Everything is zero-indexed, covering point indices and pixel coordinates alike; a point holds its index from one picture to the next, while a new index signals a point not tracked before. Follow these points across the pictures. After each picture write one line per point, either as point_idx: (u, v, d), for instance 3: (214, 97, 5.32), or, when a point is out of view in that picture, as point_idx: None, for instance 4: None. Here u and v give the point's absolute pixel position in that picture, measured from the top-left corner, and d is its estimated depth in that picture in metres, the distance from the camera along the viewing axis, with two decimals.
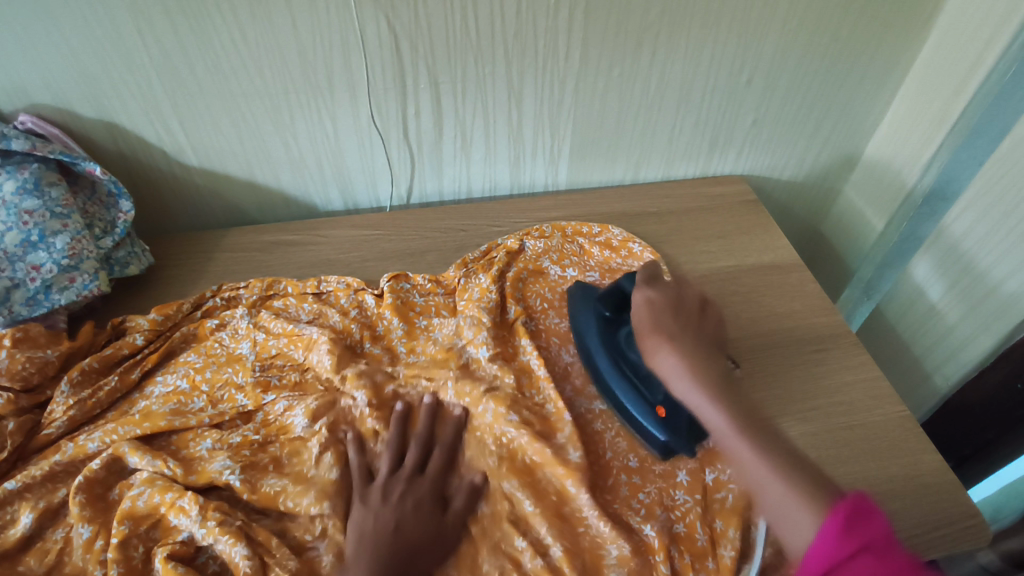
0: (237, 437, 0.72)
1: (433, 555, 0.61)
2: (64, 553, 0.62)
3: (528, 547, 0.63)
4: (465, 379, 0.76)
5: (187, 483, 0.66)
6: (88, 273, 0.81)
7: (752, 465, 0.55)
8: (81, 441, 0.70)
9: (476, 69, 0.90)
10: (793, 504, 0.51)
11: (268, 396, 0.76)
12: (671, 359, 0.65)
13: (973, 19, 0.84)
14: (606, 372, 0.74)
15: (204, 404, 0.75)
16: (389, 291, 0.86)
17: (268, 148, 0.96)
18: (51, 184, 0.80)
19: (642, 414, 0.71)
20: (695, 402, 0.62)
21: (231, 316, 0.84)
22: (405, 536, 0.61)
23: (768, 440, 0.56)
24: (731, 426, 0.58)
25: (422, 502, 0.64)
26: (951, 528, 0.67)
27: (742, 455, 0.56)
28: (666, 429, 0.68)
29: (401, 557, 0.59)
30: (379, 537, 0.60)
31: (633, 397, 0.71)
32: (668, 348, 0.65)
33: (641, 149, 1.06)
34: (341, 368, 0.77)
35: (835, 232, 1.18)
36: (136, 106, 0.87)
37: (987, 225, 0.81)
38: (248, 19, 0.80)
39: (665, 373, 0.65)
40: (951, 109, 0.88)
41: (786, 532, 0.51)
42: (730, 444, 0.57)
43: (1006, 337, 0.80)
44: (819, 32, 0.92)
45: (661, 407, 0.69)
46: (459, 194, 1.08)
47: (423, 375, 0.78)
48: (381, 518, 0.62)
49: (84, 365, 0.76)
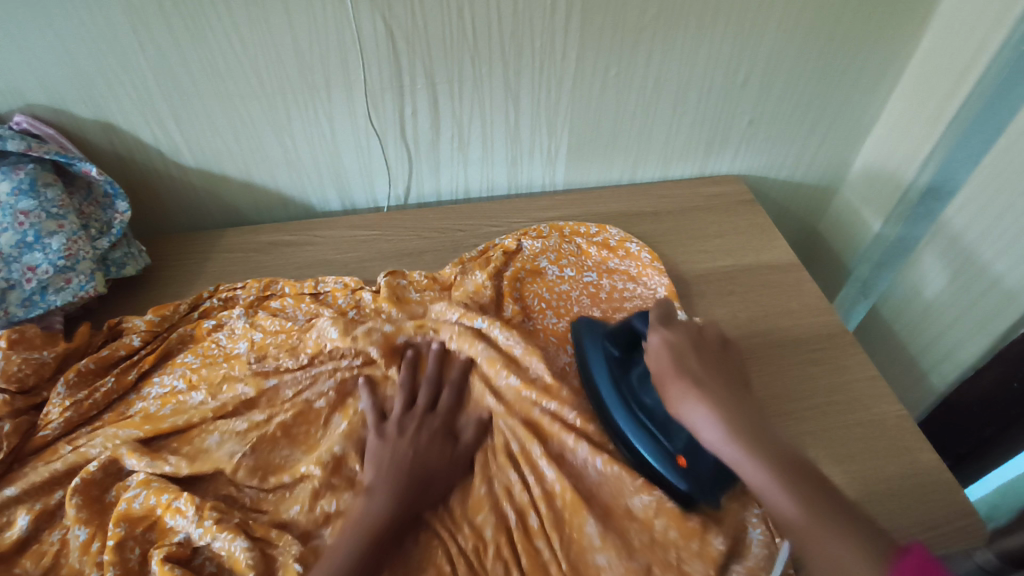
0: (243, 424, 0.73)
1: (445, 481, 0.67)
2: (60, 556, 0.62)
3: (518, 480, 0.67)
4: (467, 334, 0.79)
5: (194, 469, 0.68)
6: (84, 274, 0.81)
7: (804, 527, 0.51)
8: (81, 448, 0.69)
9: (472, 69, 0.90)
10: (853, 571, 0.47)
11: (270, 381, 0.77)
12: (699, 407, 0.60)
13: (967, 19, 0.85)
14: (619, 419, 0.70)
15: (204, 398, 0.75)
16: (384, 286, 0.86)
17: (265, 149, 0.96)
18: (47, 185, 0.80)
19: (660, 463, 0.66)
20: (731, 455, 0.57)
21: (228, 316, 0.83)
22: (420, 465, 0.67)
23: (819, 498, 0.52)
24: (776, 482, 0.54)
25: (435, 436, 0.70)
26: (948, 527, 0.67)
27: (790, 515, 0.52)
28: (690, 479, 0.65)
29: (416, 484, 0.65)
30: (393, 467, 0.66)
31: (650, 445, 0.67)
32: (694, 394, 0.61)
33: (638, 148, 1.06)
34: (351, 334, 0.79)
35: (832, 231, 1.18)
36: (132, 106, 0.87)
37: (984, 223, 0.82)
38: (245, 20, 0.80)
39: (693, 423, 0.60)
40: (946, 109, 0.89)
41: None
42: (777, 500, 0.53)
43: (1001, 337, 0.81)
44: (815, 33, 0.93)
45: (682, 457, 0.66)
46: (457, 195, 1.08)
47: (431, 326, 0.81)
48: (395, 450, 0.67)
49: (81, 367, 0.75)
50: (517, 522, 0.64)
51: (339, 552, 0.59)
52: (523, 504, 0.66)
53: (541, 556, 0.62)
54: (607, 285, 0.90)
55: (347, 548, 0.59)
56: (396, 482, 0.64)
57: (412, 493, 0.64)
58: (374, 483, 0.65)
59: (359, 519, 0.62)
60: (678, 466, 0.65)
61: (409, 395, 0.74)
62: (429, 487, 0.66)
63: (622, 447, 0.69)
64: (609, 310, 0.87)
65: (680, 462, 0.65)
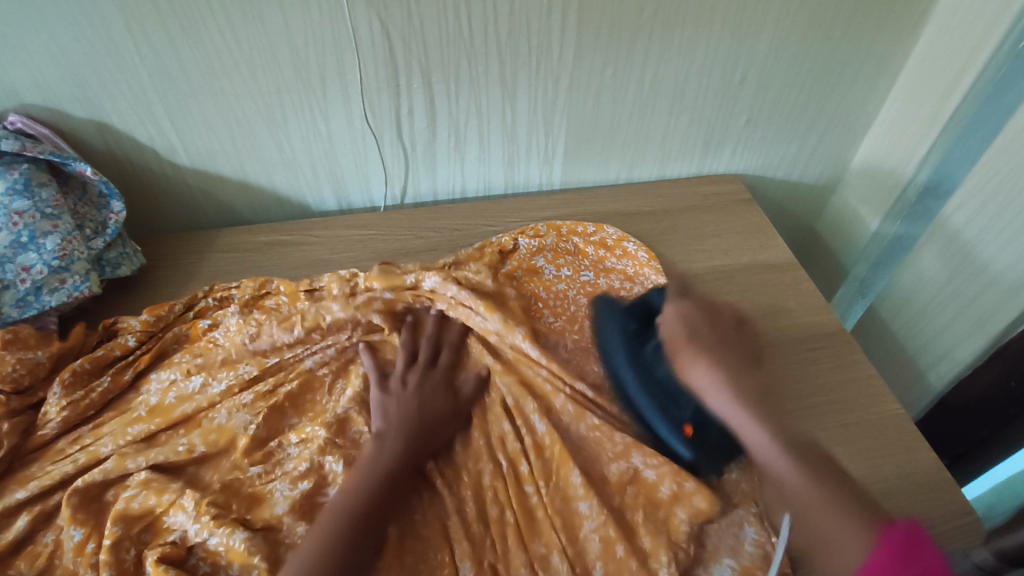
0: (248, 396, 0.74)
1: (447, 430, 0.72)
2: (55, 557, 0.61)
3: (511, 430, 0.71)
4: (464, 307, 0.81)
5: (209, 441, 0.70)
6: (79, 274, 0.81)
7: (800, 488, 0.58)
8: (92, 447, 0.69)
9: (469, 68, 0.89)
10: (840, 525, 0.53)
11: (270, 359, 0.78)
12: (710, 378, 0.67)
13: (965, 17, 0.85)
14: (631, 390, 0.75)
15: (205, 381, 0.76)
16: (378, 269, 0.85)
17: (261, 149, 0.96)
18: (41, 185, 0.80)
19: (669, 432, 0.71)
20: (739, 424, 0.65)
21: (223, 315, 0.83)
22: (426, 415, 0.71)
23: (823, 476, 0.58)
24: (778, 450, 0.62)
25: (440, 389, 0.75)
26: (945, 526, 0.67)
27: (789, 476, 0.60)
28: (693, 445, 0.70)
29: (422, 432, 0.70)
30: (400, 418, 0.70)
31: (660, 415, 0.71)
32: (706, 365, 0.67)
33: (635, 148, 1.06)
34: (352, 304, 0.82)
35: (829, 230, 1.18)
36: (127, 105, 0.87)
37: (981, 222, 0.81)
38: (240, 20, 0.80)
39: (704, 391, 0.67)
40: (943, 108, 0.89)
41: (831, 552, 0.54)
42: (780, 465, 0.61)
43: (999, 337, 0.80)
44: (812, 32, 0.93)
45: (689, 427, 0.70)
46: (453, 195, 1.08)
47: (427, 298, 0.84)
48: (403, 401, 0.72)
49: (76, 367, 0.75)
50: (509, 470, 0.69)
51: (353, 492, 0.63)
52: (516, 454, 0.70)
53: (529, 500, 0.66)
54: (604, 285, 0.90)
55: (361, 489, 0.64)
56: (404, 431, 0.69)
57: (418, 441, 0.69)
58: (384, 430, 0.69)
59: (372, 463, 0.66)
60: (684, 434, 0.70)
61: (412, 351, 0.78)
62: (434, 435, 0.71)
63: (633, 416, 0.74)
64: None
65: (685, 429, 0.70)
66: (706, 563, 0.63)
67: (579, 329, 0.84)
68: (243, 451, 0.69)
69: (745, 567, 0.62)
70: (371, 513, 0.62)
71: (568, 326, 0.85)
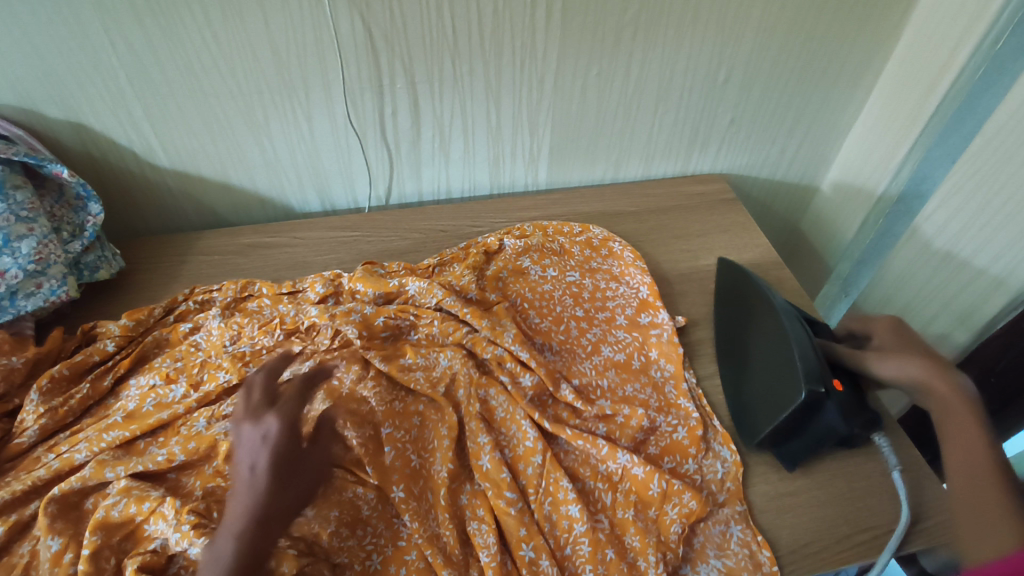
0: (229, 407, 0.72)
1: (320, 453, 0.65)
2: (31, 568, 0.60)
3: (489, 442, 0.69)
4: (451, 319, 0.80)
5: (189, 450, 0.68)
6: (56, 278, 0.79)
7: (968, 471, 0.55)
8: (66, 454, 0.67)
9: (453, 68, 0.89)
10: (990, 506, 0.51)
11: (251, 368, 0.76)
12: (943, 380, 0.64)
13: (945, 17, 0.85)
14: (789, 325, 0.72)
15: (186, 390, 0.74)
16: (362, 268, 0.87)
17: (242, 150, 0.94)
18: (15, 188, 0.77)
19: (827, 377, 0.67)
20: (954, 416, 0.61)
21: (204, 317, 0.82)
22: (279, 447, 0.61)
23: (985, 453, 0.56)
24: (980, 448, 0.56)
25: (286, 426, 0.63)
26: (929, 522, 0.66)
27: (961, 455, 0.57)
28: (834, 403, 0.66)
29: (283, 470, 0.60)
30: (251, 473, 0.58)
31: (822, 363, 0.68)
32: (937, 369, 0.65)
33: (620, 149, 1.06)
34: (329, 311, 0.80)
35: (815, 229, 1.19)
36: (103, 106, 0.85)
37: (960, 221, 0.82)
38: (218, 19, 0.79)
39: (924, 386, 0.66)
40: (924, 107, 0.90)
41: (968, 527, 0.51)
42: (972, 456, 0.56)
43: (978, 335, 0.83)
44: (793, 33, 0.93)
45: (838, 386, 0.67)
46: (439, 195, 1.08)
47: (412, 309, 0.82)
48: (249, 448, 0.61)
49: (55, 372, 0.73)
50: (491, 483, 0.66)
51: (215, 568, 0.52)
52: (494, 464, 0.68)
53: (510, 508, 0.65)
54: (590, 285, 0.90)
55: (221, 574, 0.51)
56: (257, 478, 0.58)
57: (276, 481, 0.59)
58: (240, 484, 0.58)
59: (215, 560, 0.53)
60: (830, 385, 0.66)
61: (249, 394, 0.67)
62: (302, 466, 0.62)
63: (792, 349, 0.69)
64: (591, 309, 0.88)
65: (836, 388, 0.67)
66: (694, 561, 0.64)
67: (565, 329, 0.84)
68: (225, 457, 0.68)
69: (731, 567, 0.63)
70: (254, 564, 0.53)
71: (554, 327, 0.85)
